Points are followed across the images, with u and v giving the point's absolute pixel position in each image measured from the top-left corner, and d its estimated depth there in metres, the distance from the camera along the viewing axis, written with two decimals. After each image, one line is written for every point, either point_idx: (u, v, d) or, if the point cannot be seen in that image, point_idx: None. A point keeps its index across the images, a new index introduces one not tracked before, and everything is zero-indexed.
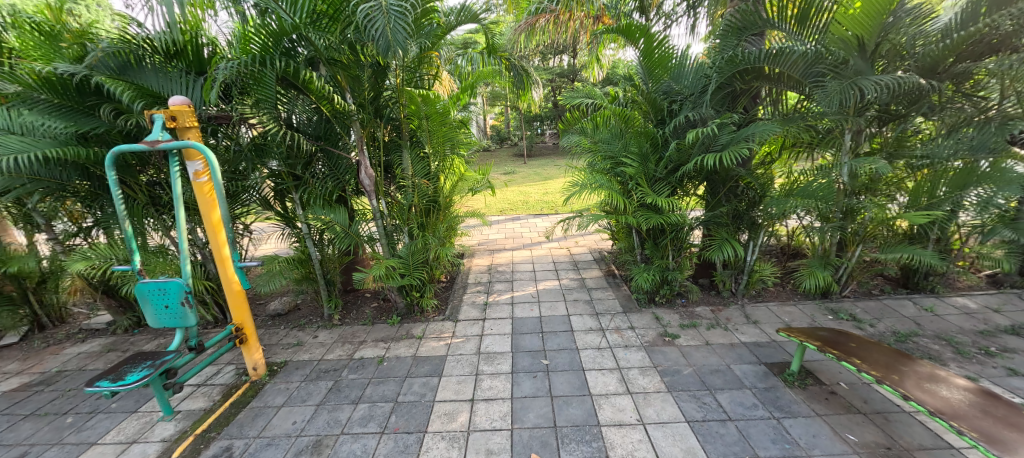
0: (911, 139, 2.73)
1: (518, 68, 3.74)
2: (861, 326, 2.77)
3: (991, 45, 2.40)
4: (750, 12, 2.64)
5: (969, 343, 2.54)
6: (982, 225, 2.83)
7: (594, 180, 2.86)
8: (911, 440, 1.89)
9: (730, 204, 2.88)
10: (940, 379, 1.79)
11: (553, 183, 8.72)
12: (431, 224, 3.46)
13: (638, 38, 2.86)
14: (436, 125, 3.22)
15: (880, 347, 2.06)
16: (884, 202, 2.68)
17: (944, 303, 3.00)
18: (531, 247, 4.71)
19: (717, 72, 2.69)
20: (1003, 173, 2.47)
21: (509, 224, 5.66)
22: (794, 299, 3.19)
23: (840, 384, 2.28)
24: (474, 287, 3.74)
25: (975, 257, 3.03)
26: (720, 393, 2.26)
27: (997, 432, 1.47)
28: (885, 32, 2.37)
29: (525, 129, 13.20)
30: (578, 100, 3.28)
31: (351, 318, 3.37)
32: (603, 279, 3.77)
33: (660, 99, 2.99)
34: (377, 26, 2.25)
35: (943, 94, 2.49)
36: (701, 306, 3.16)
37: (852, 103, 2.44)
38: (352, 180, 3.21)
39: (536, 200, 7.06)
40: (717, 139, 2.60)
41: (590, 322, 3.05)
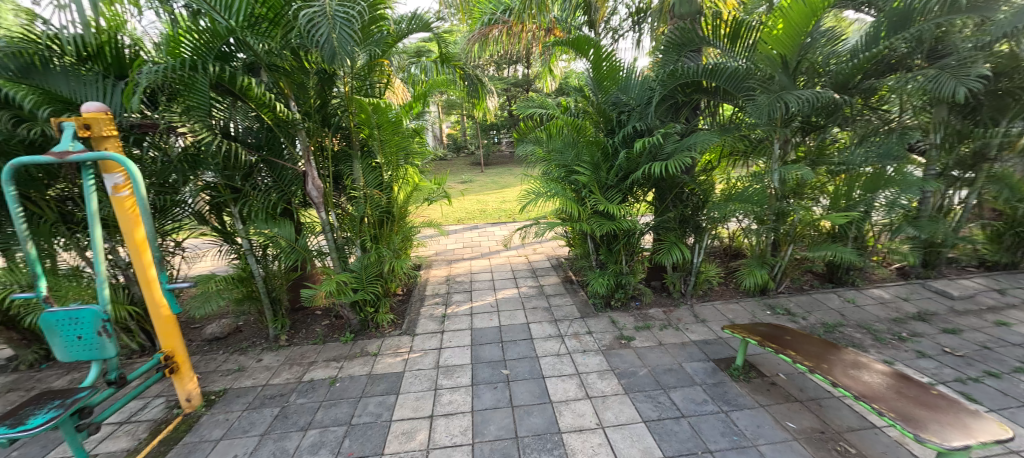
0: (830, 148, 2.97)
1: (473, 77, 3.79)
2: (794, 319, 3.01)
3: (890, 65, 2.76)
4: (688, 30, 2.82)
5: (884, 330, 2.82)
6: (891, 223, 3.19)
7: (549, 189, 2.91)
8: (841, 423, 2.06)
9: (676, 209, 3.03)
10: (863, 365, 1.97)
11: (509, 191, 8.77)
12: (385, 236, 3.34)
13: (587, 50, 2.95)
14: (387, 134, 3.11)
15: (811, 339, 2.23)
16: (808, 205, 2.92)
17: (863, 295, 3.32)
18: (490, 256, 4.69)
19: (659, 85, 2.87)
20: (905, 177, 2.70)
21: (466, 233, 5.61)
22: (737, 297, 3.39)
23: (779, 375, 2.45)
24: (432, 299, 3.65)
25: (886, 252, 3.33)
26: (673, 391, 2.34)
27: (909, 410, 1.63)
28: (804, 52, 2.59)
29: (482, 138, 13.23)
30: (532, 110, 3.36)
31: (299, 338, 3.17)
32: (560, 285, 3.83)
33: (609, 110, 3.11)
34: (321, 32, 2.16)
35: (853, 108, 2.80)
36: (654, 308, 3.28)
37: (779, 115, 2.65)
38: (299, 192, 3.05)
39: (493, 209, 7.06)
40: (662, 148, 2.74)
41: (549, 329, 3.07)
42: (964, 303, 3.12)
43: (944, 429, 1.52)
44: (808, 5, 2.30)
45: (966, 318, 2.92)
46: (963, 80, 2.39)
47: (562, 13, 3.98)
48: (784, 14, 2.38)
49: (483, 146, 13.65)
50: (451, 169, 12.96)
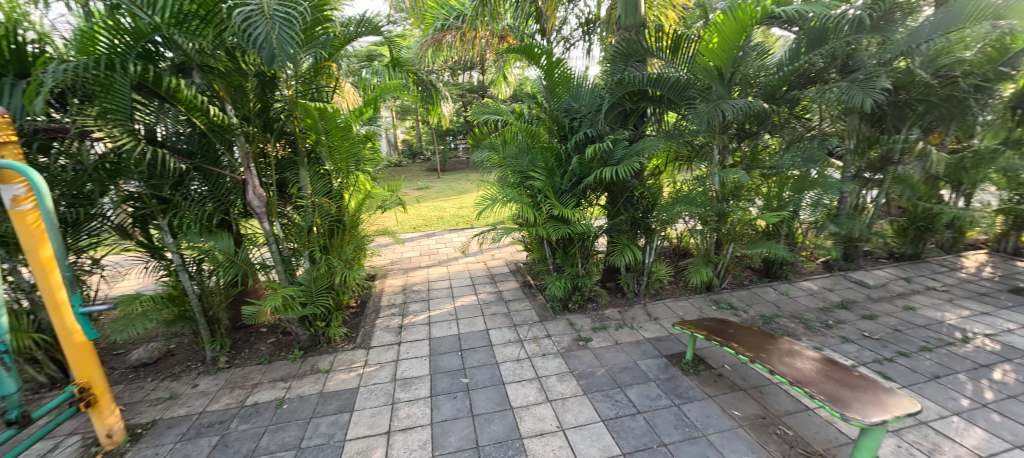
0: (762, 153, 3.22)
1: (426, 83, 3.76)
2: (737, 313, 3.21)
3: (809, 78, 3.07)
4: (633, 41, 2.98)
5: (814, 318, 3.08)
6: (816, 221, 3.47)
7: (505, 194, 2.93)
8: (780, 407, 2.22)
9: (628, 212, 3.15)
10: (796, 353, 2.13)
11: (467, 197, 8.72)
12: (336, 246, 3.19)
13: (539, 57, 2.99)
14: (336, 140, 2.98)
15: (752, 331, 2.38)
16: (745, 206, 3.14)
17: (795, 288, 3.62)
18: (448, 263, 4.62)
19: (608, 93, 2.99)
20: (826, 179, 2.97)
21: (423, 241, 5.50)
22: (685, 294, 3.57)
23: (724, 366, 2.59)
24: (388, 310, 3.53)
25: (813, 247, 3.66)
26: (629, 389, 2.41)
27: (835, 391, 1.78)
28: (737, 65, 2.77)
29: (438, 144, 13.08)
30: (486, 117, 3.39)
31: (242, 358, 2.95)
32: (519, 290, 3.84)
33: (561, 117, 3.18)
34: (257, 32, 2.04)
35: (780, 116, 3.05)
36: (610, 309, 3.38)
37: (717, 123, 2.84)
38: (238, 201, 2.84)
39: (451, 215, 6.98)
40: (613, 154, 2.83)
41: (508, 334, 3.07)
42: (878, 291, 3.49)
43: (865, 407, 1.67)
44: (739, 21, 2.47)
45: (880, 305, 3.25)
46: (869, 92, 2.65)
47: (515, 21, 4.03)
48: (718, 29, 2.55)
49: (440, 152, 13.48)
50: (407, 176, 12.68)
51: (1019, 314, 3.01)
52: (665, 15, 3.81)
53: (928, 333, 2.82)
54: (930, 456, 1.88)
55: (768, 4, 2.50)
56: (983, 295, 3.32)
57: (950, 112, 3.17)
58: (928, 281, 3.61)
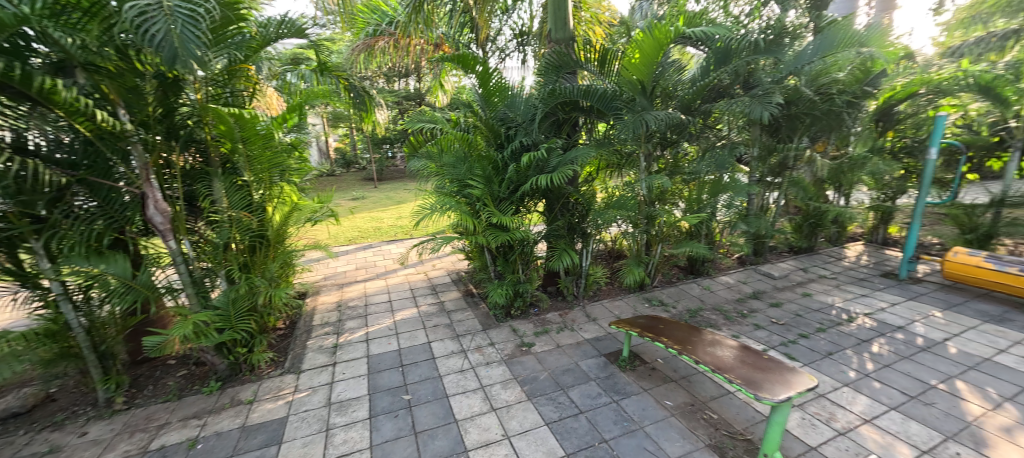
0: (682, 160, 3.48)
1: (358, 89, 3.75)
2: (666, 308, 3.45)
3: (718, 93, 3.40)
4: (564, 54, 3.10)
5: (731, 309, 3.40)
6: (731, 221, 3.74)
7: (443, 203, 2.90)
8: (705, 394, 2.41)
9: (564, 217, 3.26)
10: (718, 343, 2.31)
11: (405, 207, 8.49)
12: (258, 264, 2.93)
13: (474, 66, 3.02)
14: (256, 149, 2.67)
15: (680, 325, 2.55)
16: (671, 209, 3.39)
17: (715, 282, 3.96)
18: (386, 276, 4.44)
19: (542, 102, 3.08)
20: (736, 183, 3.30)
21: (359, 253, 5.25)
22: (621, 294, 3.76)
23: (657, 360, 2.76)
24: (321, 330, 3.30)
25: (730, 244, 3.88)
26: (571, 390, 2.47)
27: (750, 374, 1.96)
28: (657, 79, 3.01)
29: (373, 153, 12.58)
30: (421, 125, 3.39)
31: (144, 397, 2.58)
32: (461, 300, 3.80)
33: (497, 125, 3.22)
34: (155, 28, 1.82)
35: (695, 126, 3.35)
36: (551, 313, 3.45)
37: (642, 132, 3.05)
38: (137, 218, 2.51)
39: (389, 226, 6.75)
40: (548, 162, 2.92)
41: (451, 345, 3.01)
42: (782, 281, 3.94)
43: (774, 387, 1.85)
44: (656, 39, 2.68)
45: (784, 293, 3.67)
46: (766, 106, 3.01)
47: (449, 30, 4.05)
48: (638, 46, 2.74)
49: (376, 161, 12.99)
50: (340, 186, 12.05)
51: (888, 294, 3.55)
52: (593, 30, 3.99)
53: (822, 316, 3.22)
54: (827, 424, 2.14)
55: (680, 25, 2.76)
56: (862, 280, 3.88)
57: (829, 124, 3.68)
58: (821, 270, 4.14)
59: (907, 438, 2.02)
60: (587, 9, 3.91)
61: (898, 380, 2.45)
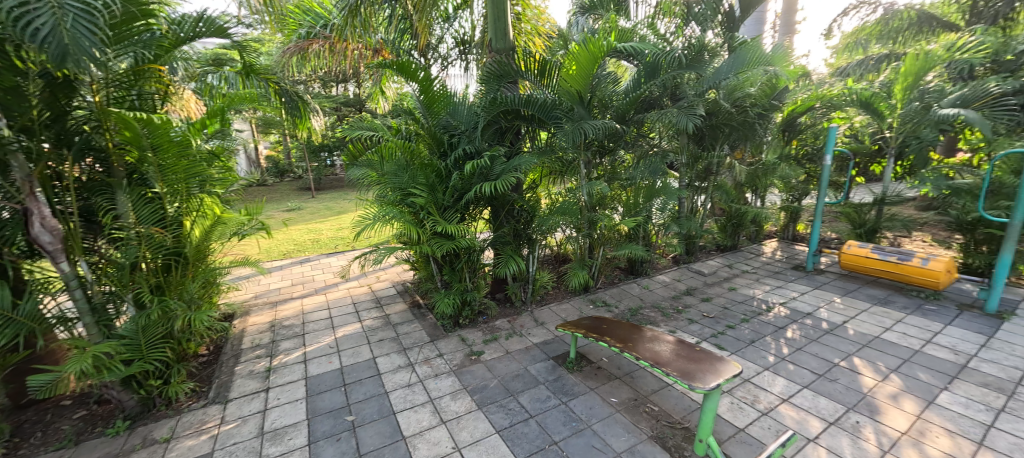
0: (620, 167, 3.67)
1: (291, 94, 3.50)
2: (609, 309, 3.60)
3: (650, 103, 3.62)
4: (504, 63, 3.15)
5: (668, 306, 3.63)
6: (664, 223, 4.07)
7: (385, 212, 2.81)
8: (647, 387, 2.54)
9: (510, 224, 3.29)
10: (657, 339, 2.44)
11: (346, 217, 8.11)
12: (174, 285, 2.64)
13: (415, 73, 2.99)
14: (170, 157, 2.39)
15: (622, 324, 2.66)
16: (610, 213, 3.55)
17: (653, 281, 4.20)
18: (326, 291, 4.19)
19: (484, 111, 3.10)
20: (667, 188, 3.55)
21: (295, 268, 4.92)
22: (567, 297, 3.86)
23: (602, 359, 2.87)
24: (252, 353, 3.04)
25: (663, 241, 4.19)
26: (521, 395, 2.49)
27: (684, 366, 2.09)
28: (593, 89, 3.16)
29: (309, 161, 11.86)
30: (359, 133, 3.29)
31: (29, 446, 2.21)
32: (407, 312, 3.69)
33: (440, 133, 3.19)
34: (38, 23, 1.59)
35: (630, 135, 3.55)
36: (500, 320, 3.46)
37: (581, 141, 3.18)
38: (19, 237, 2.20)
39: (328, 238, 6.41)
40: (492, 169, 2.94)
41: (397, 360, 2.91)
42: (711, 278, 4.27)
43: (705, 376, 1.99)
44: (590, 52, 2.84)
45: (713, 289, 3.98)
46: (691, 117, 3.27)
47: (389, 35, 3.99)
48: (575, 58, 2.88)
49: (313, 169, 12.29)
50: (272, 196, 11.22)
51: (799, 285, 3.98)
52: (533, 41, 4.12)
53: (745, 308, 3.54)
54: (752, 406, 2.35)
55: (612, 40, 2.93)
56: (778, 273, 4.32)
57: (745, 134, 4.07)
58: (743, 266, 4.55)
59: (817, 413, 2.27)
60: (527, 21, 4.01)
61: (808, 361, 2.75)
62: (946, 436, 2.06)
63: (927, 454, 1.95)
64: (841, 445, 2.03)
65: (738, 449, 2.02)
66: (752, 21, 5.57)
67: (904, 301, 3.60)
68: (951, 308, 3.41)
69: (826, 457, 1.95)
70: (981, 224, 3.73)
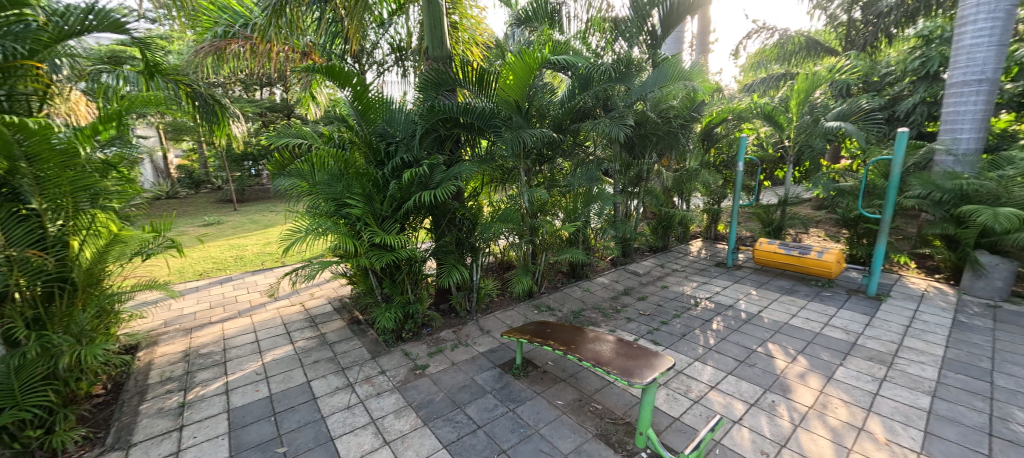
0: (558, 175, 3.78)
1: (205, 97, 3.24)
2: (553, 313, 3.68)
3: (585, 113, 3.79)
4: (441, 71, 3.13)
5: (608, 306, 3.80)
6: (601, 227, 4.23)
7: (318, 225, 2.66)
8: (590, 387, 2.63)
9: (452, 233, 3.26)
10: (598, 339, 2.52)
11: (274, 231, 7.52)
12: (59, 316, 2.30)
13: (347, 80, 2.87)
14: (51, 168, 2.06)
15: (565, 327, 2.72)
16: (551, 219, 3.65)
17: (594, 283, 4.37)
18: (251, 313, 3.83)
19: (421, 118, 3.05)
20: (603, 194, 3.73)
21: (214, 289, 4.46)
22: (512, 304, 3.88)
23: (548, 363, 2.92)
24: (162, 388, 2.68)
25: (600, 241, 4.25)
26: (468, 406, 2.45)
27: (624, 364, 2.18)
28: (530, 99, 3.24)
29: (229, 171, 10.84)
30: (286, 140, 3.06)
31: None
32: (345, 329, 3.49)
33: (376, 141, 3.08)
34: None
35: (567, 144, 3.68)
36: (445, 331, 3.39)
37: (520, 149, 3.24)
38: None
39: (253, 253, 5.89)
40: (431, 178, 2.90)
41: (335, 381, 2.73)
42: (646, 277, 4.53)
43: (643, 372, 2.09)
44: (526, 63, 2.93)
45: (648, 288, 4.23)
46: (621, 126, 3.46)
47: (319, 38, 3.83)
48: (512, 68, 2.95)
49: (235, 179, 11.26)
50: (184, 210, 10.07)
51: (721, 280, 4.36)
52: (471, 51, 4.12)
53: (677, 304, 3.79)
54: (685, 395, 2.51)
55: (546, 53, 3.05)
56: (703, 270, 4.70)
57: (670, 143, 4.40)
58: (674, 265, 4.90)
59: (740, 396, 2.48)
60: (465, 31, 4.03)
61: (731, 350, 3.01)
62: (843, 406, 2.35)
63: (828, 423, 2.21)
64: (760, 424, 2.23)
65: (674, 437, 2.15)
66: (672, 40, 6.08)
67: (806, 289, 4.08)
68: (842, 293, 3.94)
69: (749, 436, 2.14)
70: (861, 220, 4.36)
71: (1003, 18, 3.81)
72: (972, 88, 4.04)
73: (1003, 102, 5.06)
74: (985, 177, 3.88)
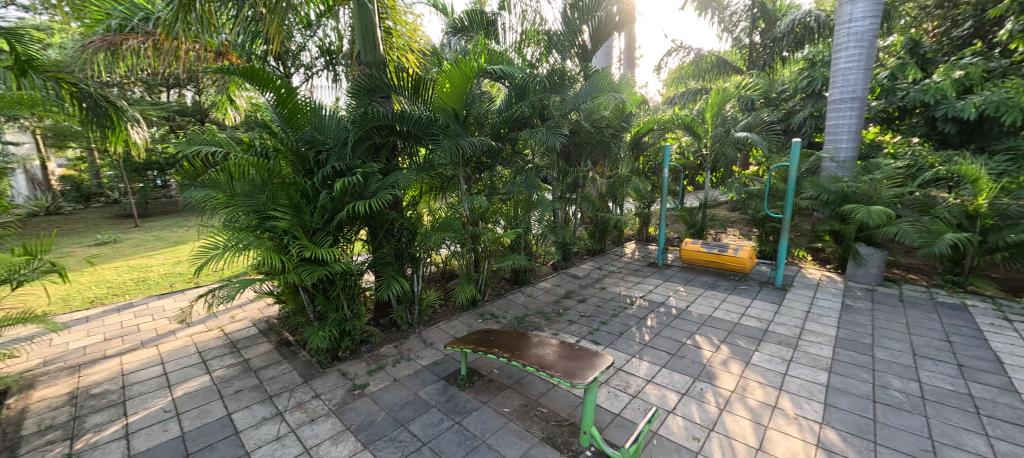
0: (498, 183, 3.80)
1: (95, 97, 2.84)
2: (497, 320, 3.69)
3: (523, 122, 3.87)
4: (375, 77, 3.03)
5: (550, 310, 3.88)
6: (542, 233, 4.33)
7: (238, 240, 2.44)
8: (536, 392, 2.66)
9: (390, 244, 3.15)
10: (542, 343, 2.55)
11: (185, 249, 6.74)
12: None
13: (267, 84, 2.67)
14: None
15: (509, 333, 2.72)
16: (493, 227, 3.67)
17: (536, 288, 4.46)
18: (158, 343, 3.38)
19: (354, 125, 2.93)
20: (542, 200, 3.83)
21: (109, 318, 3.88)
22: (456, 314, 3.83)
23: (493, 371, 2.91)
24: (40, 439, 2.26)
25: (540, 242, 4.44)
26: (411, 423, 2.36)
27: (567, 366, 2.22)
28: (468, 107, 3.24)
29: (128, 182, 9.54)
30: (196, 148, 2.75)
31: None
32: (273, 352, 3.21)
33: (304, 149, 2.89)
34: None
35: (506, 152, 3.72)
36: (385, 346, 3.25)
37: (459, 157, 3.22)
38: None
39: (159, 275, 5.23)
40: (366, 187, 2.79)
41: (262, 411, 2.49)
42: (585, 280, 4.71)
43: (585, 372, 2.14)
44: (462, 72, 2.94)
45: (588, 290, 4.40)
46: (556, 135, 3.59)
47: (237, 37, 3.55)
48: (448, 77, 2.94)
49: (135, 191, 9.97)
50: (68, 228, 8.67)
51: (653, 279, 4.66)
52: (406, 58, 4.03)
53: (615, 304, 3.98)
54: (625, 391, 2.64)
55: (482, 62, 3.08)
56: (637, 270, 4.99)
57: (603, 151, 4.65)
58: (611, 267, 5.14)
59: (673, 387, 2.66)
60: (399, 37, 3.95)
61: (664, 344, 3.22)
62: (759, 387, 2.61)
63: (748, 405, 2.44)
64: (691, 411, 2.40)
65: (616, 432, 2.24)
66: (601, 54, 6.43)
67: (726, 284, 4.49)
68: (755, 286, 4.39)
69: (682, 424, 2.29)
70: (768, 219, 4.91)
71: (867, 46, 4.53)
72: (848, 105, 4.73)
73: (869, 116, 6.01)
74: (860, 180, 4.56)
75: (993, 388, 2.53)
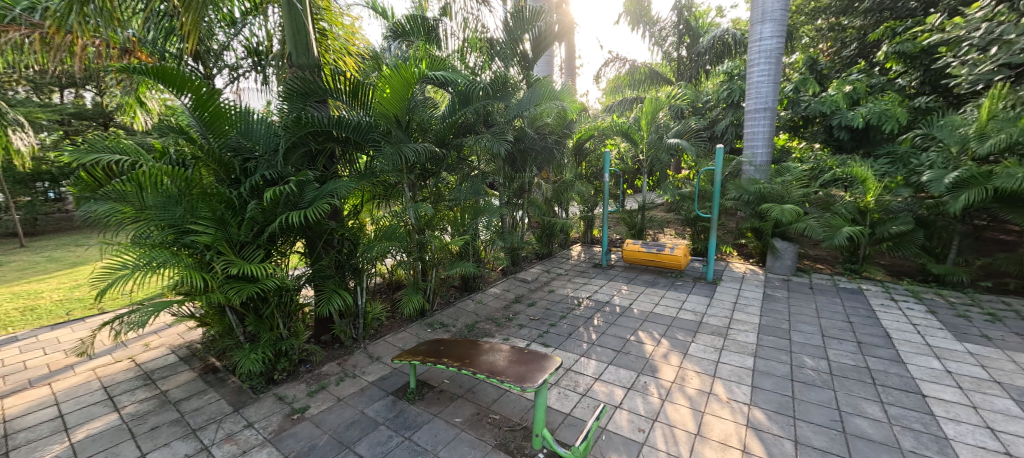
0: (444, 190, 3.76)
1: None
2: (447, 329, 3.63)
3: (468, 128, 3.87)
4: (308, 80, 2.87)
5: (500, 316, 3.90)
6: (490, 239, 4.35)
7: (151, 257, 2.19)
8: (488, 399, 2.65)
9: (330, 255, 3.00)
10: (493, 349, 2.54)
11: (83, 270, 5.93)
12: None
13: (181, 87, 2.42)
14: None
15: (459, 342, 2.68)
16: (439, 234, 3.63)
17: (486, 294, 4.46)
18: (51, 381, 2.93)
19: (286, 131, 2.76)
20: (488, 206, 3.85)
21: None
22: (403, 325, 3.72)
23: (444, 381, 2.86)
24: None
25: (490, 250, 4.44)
26: (357, 444, 2.24)
27: (518, 371, 2.23)
28: (410, 112, 3.18)
29: (8, 195, 8.21)
30: (96, 155, 2.43)
31: None
32: (197, 381, 2.91)
33: (228, 157, 2.67)
34: None
35: (452, 158, 3.70)
36: (327, 364, 3.07)
37: (402, 164, 3.14)
38: None
39: (49, 302, 4.54)
40: (301, 196, 2.64)
41: (185, 447, 2.24)
42: (534, 284, 4.79)
43: (535, 375, 2.17)
44: (403, 77, 2.89)
45: (537, 293, 4.47)
46: (500, 141, 3.63)
47: (145, 33, 3.22)
48: (388, 82, 2.87)
49: (20, 205, 8.64)
50: None
51: (599, 280, 4.85)
52: (344, 61, 3.90)
53: (563, 306, 4.09)
54: (574, 390, 2.71)
55: (423, 68, 3.05)
56: (583, 272, 5.16)
57: (546, 157, 4.78)
58: (558, 269, 5.28)
59: (619, 382, 2.77)
60: (336, 39, 3.80)
61: (610, 342, 3.35)
62: (696, 376, 2.80)
63: (687, 393, 2.60)
64: (636, 404, 2.52)
65: (567, 432, 2.29)
66: (543, 62, 6.63)
67: (665, 281, 4.78)
68: (690, 281, 4.72)
69: (628, 418, 2.39)
70: (699, 219, 5.31)
71: (775, 62, 5.07)
72: (761, 114, 5.25)
73: (780, 125, 6.73)
74: (774, 182, 5.09)
75: (885, 361, 2.93)
